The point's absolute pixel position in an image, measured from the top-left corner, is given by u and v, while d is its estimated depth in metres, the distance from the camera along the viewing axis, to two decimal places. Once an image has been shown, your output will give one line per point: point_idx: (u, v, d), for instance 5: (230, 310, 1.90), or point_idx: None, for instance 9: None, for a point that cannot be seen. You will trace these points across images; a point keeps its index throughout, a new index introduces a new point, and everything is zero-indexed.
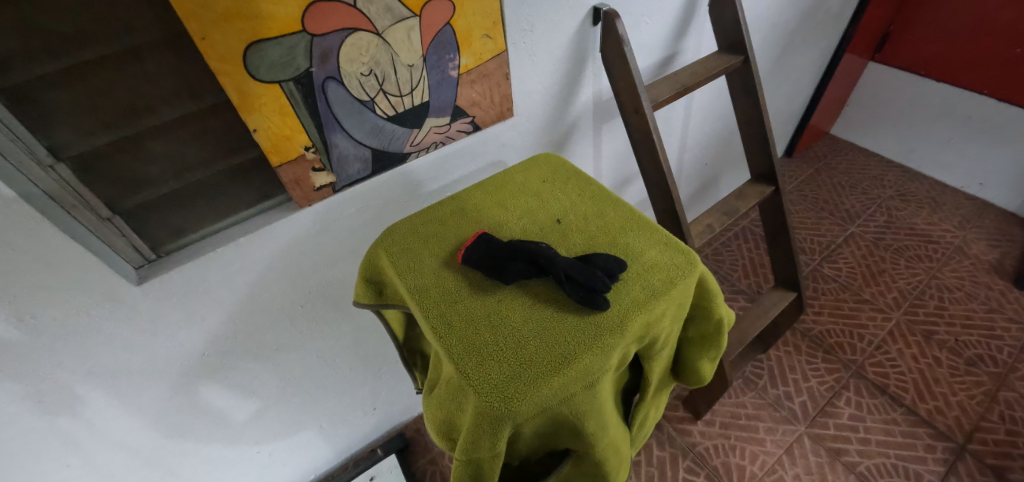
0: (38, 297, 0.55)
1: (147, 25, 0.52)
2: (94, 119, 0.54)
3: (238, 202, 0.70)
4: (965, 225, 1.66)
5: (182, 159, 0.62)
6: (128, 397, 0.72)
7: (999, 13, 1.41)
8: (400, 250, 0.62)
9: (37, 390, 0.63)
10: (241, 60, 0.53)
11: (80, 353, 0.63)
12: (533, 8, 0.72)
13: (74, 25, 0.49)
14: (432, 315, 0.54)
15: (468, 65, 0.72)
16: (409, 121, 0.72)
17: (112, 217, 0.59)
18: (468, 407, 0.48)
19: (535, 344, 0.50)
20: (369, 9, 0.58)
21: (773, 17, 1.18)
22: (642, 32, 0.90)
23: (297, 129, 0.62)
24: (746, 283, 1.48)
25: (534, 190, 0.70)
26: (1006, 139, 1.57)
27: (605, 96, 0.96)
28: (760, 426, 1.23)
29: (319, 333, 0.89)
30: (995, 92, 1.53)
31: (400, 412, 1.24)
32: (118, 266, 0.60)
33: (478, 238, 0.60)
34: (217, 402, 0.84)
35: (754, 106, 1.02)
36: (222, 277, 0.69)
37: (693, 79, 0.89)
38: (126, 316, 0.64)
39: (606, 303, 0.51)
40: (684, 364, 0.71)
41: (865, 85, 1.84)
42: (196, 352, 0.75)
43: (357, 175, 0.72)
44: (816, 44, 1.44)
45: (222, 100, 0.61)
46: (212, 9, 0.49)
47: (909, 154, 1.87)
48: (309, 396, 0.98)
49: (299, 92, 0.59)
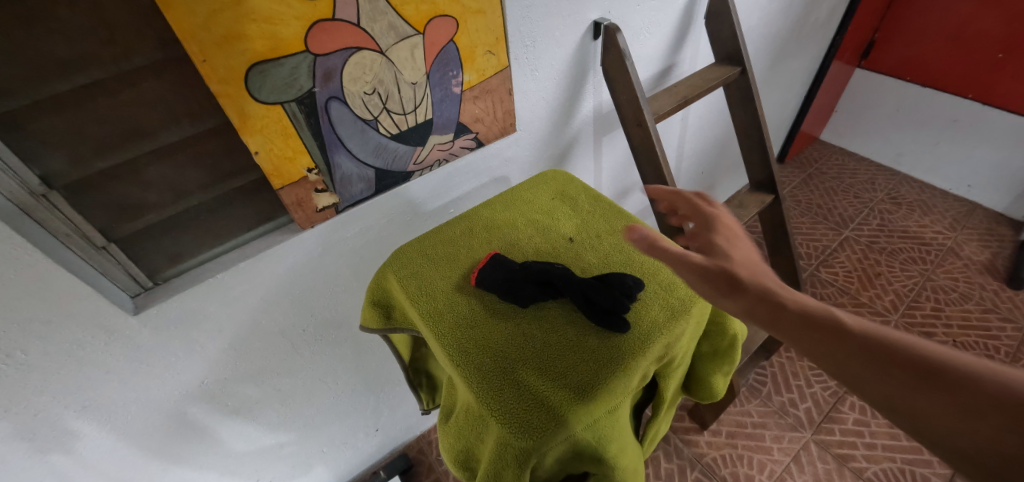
0: (28, 332, 0.53)
1: (147, 49, 0.51)
2: (88, 145, 0.52)
3: (237, 225, 0.68)
4: (955, 226, 1.69)
5: (181, 184, 0.60)
6: (124, 430, 0.69)
7: (979, 18, 1.46)
8: (410, 274, 0.60)
9: (28, 429, 0.60)
10: (243, 81, 0.52)
11: (73, 387, 0.60)
12: (535, 23, 0.72)
13: (69, 49, 0.47)
14: (447, 341, 0.52)
15: (471, 82, 0.71)
16: (412, 139, 0.70)
17: (107, 244, 0.57)
18: (492, 439, 0.47)
19: (556, 369, 0.49)
20: (373, 28, 0.57)
21: (765, 27, 1.20)
22: (642, 45, 0.91)
23: (299, 150, 0.61)
24: None
25: (543, 207, 0.69)
26: (992, 141, 1.60)
27: (605, 108, 0.96)
28: (767, 434, 1.22)
29: (321, 356, 0.86)
30: (980, 96, 1.56)
31: (403, 431, 1.21)
32: (114, 297, 0.58)
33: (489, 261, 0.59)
34: (217, 430, 0.81)
35: (752, 115, 1.03)
36: (222, 304, 0.67)
37: (692, 90, 0.90)
38: (121, 347, 0.61)
39: (626, 326, 0.51)
40: (697, 379, 0.70)
41: (852, 91, 1.88)
42: (195, 381, 0.72)
43: (359, 195, 0.71)
44: (805, 52, 1.46)
45: (223, 122, 0.59)
46: (214, 30, 0.48)
47: (897, 158, 1.90)
48: (311, 421, 0.95)
49: (302, 113, 0.58)
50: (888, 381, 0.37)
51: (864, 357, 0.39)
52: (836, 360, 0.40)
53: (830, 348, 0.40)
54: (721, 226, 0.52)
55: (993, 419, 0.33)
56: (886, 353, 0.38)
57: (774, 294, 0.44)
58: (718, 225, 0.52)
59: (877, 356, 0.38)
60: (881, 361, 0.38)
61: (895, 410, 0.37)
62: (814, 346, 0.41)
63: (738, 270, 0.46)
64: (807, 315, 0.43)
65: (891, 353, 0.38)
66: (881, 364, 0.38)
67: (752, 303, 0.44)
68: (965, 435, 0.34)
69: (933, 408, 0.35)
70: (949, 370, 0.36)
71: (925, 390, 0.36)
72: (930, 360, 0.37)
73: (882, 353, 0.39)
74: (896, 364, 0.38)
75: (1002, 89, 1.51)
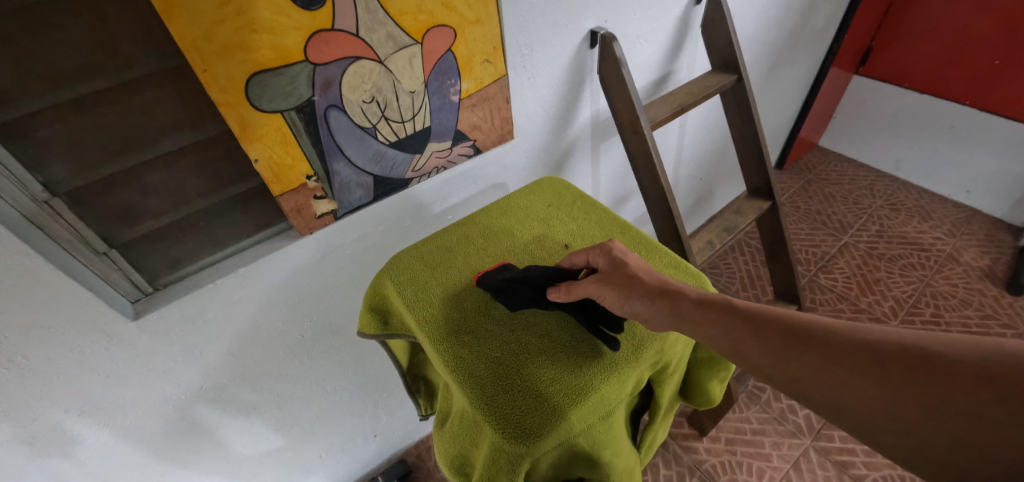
0: (30, 337, 0.54)
1: (149, 58, 0.52)
2: (90, 152, 0.53)
3: (237, 232, 0.69)
4: (954, 232, 1.69)
5: (181, 191, 0.61)
6: (122, 435, 0.70)
7: (975, 26, 1.47)
8: (407, 280, 0.61)
9: (28, 434, 0.61)
10: (243, 90, 0.53)
11: (73, 392, 0.61)
12: (532, 33, 0.73)
13: (73, 59, 0.48)
14: (442, 347, 0.53)
15: (468, 90, 0.72)
16: (411, 147, 0.71)
17: (108, 250, 0.57)
18: (485, 443, 0.48)
19: (550, 375, 0.50)
20: (371, 37, 0.58)
21: (762, 34, 1.21)
22: (639, 54, 0.92)
23: (298, 158, 0.62)
24: (745, 295, 1.49)
25: (541, 214, 0.70)
26: (990, 148, 1.61)
27: (603, 116, 0.96)
28: (766, 440, 1.22)
29: (319, 362, 0.87)
30: (977, 102, 1.58)
31: (401, 437, 1.21)
32: (115, 302, 0.59)
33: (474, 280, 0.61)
34: (215, 435, 0.81)
35: (749, 123, 1.03)
36: (221, 310, 0.68)
37: (689, 98, 0.91)
38: (121, 352, 0.62)
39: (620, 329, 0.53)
40: (693, 385, 0.70)
41: (850, 98, 1.89)
42: (194, 386, 0.72)
43: (358, 201, 0.71)
44: (803, 59, 1.47)
45: (223, 131, 0.60)
46: (215, 41, 0.49)
47: (895, 164, 1.91)
48: (309, 425, 0.95)
49: (301, 121, 0.59)
50: (774, 350, 0.43)
51: (752, 331, 0.44)
52: (730, 338, 0.45)
53: (730, 329, 0.45)
54: (613, 248, 0.56)
55: (857, 368, 0.38)
56: (770, 326, 0.44)
57: (673, 289, 0.51)
58: (605, 249, 0.56)
59: (765, 329, 0.44)
60: (769, 333, 0.43)
61: (782, 374, 0.42)
62: (711, 328, 0.46)
63: (625, 280, 0.52)
64: (703, 303, 0.48)
65: (773, 325, 0.44)
66: (767, 335, 0.44)
67: (653, 298, 0.50)
68: (840, 387, 0.39)
69: (807, 366, 0.41)
70: (818, 333, 0.42)
71: (803, 355, 0.41)
72: (804, 327, 0.43)
73: (766, 326, 0.44)
74: (779, 334, 0.43)
75: (998, 96, 1.52)
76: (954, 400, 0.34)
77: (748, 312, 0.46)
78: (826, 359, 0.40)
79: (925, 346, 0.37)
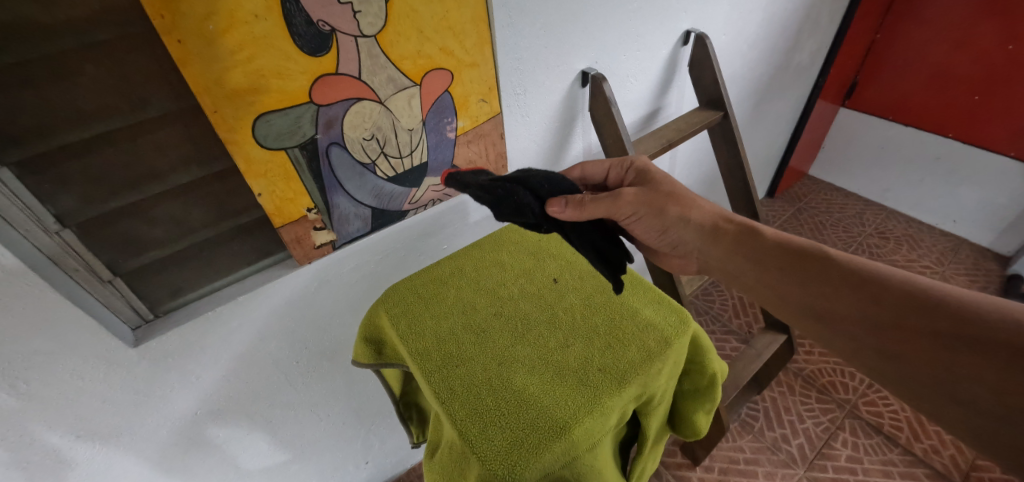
0: (31, 364, 0.55)
1: (163, 99, 0.55)
2: (102, 187, 0.56)
3: (238, 262, 0.71)
4: (943, 260, 1.72)
5: (185, 223, 0.64)
6: (114, 460, 0.70)
7: (955, 62, 1.54)
8: (400, 312, 0.63)
9: (23, 458, 0.61)
10: (250, 130, 0.56)
11: (71, 415, 0.62)
12: (526, 73, 0.77)
13: (92, 102, 0.51)
14: (433, 379, 0.55)
15: (465, 127, 0.75)
16: (408, 181, 0.74)
17: (113, 278, 0.60)
18: (471, 475, 0.49)
19: (539, 405, 0.52)
20: (373, 81, 0.61)
21: (748, 72, 1.27)
22: (629, 91, 0.96)
23: (299, 192, 0.64)
24: (737, 323, 1.50)
25: (531, 249, 0.73)
26: (974, 179, 1.66)
27: (594, 149, 1.00)
28: (759, 470, 1.21)
29: (314, 388, 0.88)
30: (960, 135, 1.63)
31: (393, 464, 1.20)
32: (116, 329, 0.60)
33: (449, 183, 0.67)
34: (208, 460, 0.81)
35: (735, 157, 1.08)
36: (219, 336, 0.70)
37: (677, 133, 0.95)
38: (120, 377, 0.63)
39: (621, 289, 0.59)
40: (680, 416, 0.72)
41: (838, 130, 1.95)
42: (188, 412, 0.73)
43: (356, 232, 0.74)
44: (789, 93, 1.53)
45: (229, 166, 0.63)
46: (225, 85, 0.52)
47: (884, 193, 1.95)
48: (302, 451, 0.95)
49: (304, 157, 0.62)
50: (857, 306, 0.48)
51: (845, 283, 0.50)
52: (799, 286, 0.53)
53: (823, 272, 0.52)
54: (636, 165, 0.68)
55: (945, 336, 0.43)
56: (850, 277, 0.50)
57: (754, 228, 0.59)
58: (635, 164, 0.68)
59: (857, 281, 0.49)
60: (860, 285, 0.49)
61: (835, 320, 0.50)
62: (793, 278, 0.53)
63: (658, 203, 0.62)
64: (786, 246, 0.56)
65: (840, 272, 0.51)
66: (829, 281, 0.51)
67: (731, 238, 0.59)
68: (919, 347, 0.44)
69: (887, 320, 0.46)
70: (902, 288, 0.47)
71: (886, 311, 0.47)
72: (863, 277, 0.49)
73: (852, 278, 0.50)
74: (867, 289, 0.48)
75: (980, 129, 1.57)
76: (985, 362, 0.41)
77: (820, 255, 0.53)
78: (879, 311, 0.47)
79: (978, 314, 0.42)
